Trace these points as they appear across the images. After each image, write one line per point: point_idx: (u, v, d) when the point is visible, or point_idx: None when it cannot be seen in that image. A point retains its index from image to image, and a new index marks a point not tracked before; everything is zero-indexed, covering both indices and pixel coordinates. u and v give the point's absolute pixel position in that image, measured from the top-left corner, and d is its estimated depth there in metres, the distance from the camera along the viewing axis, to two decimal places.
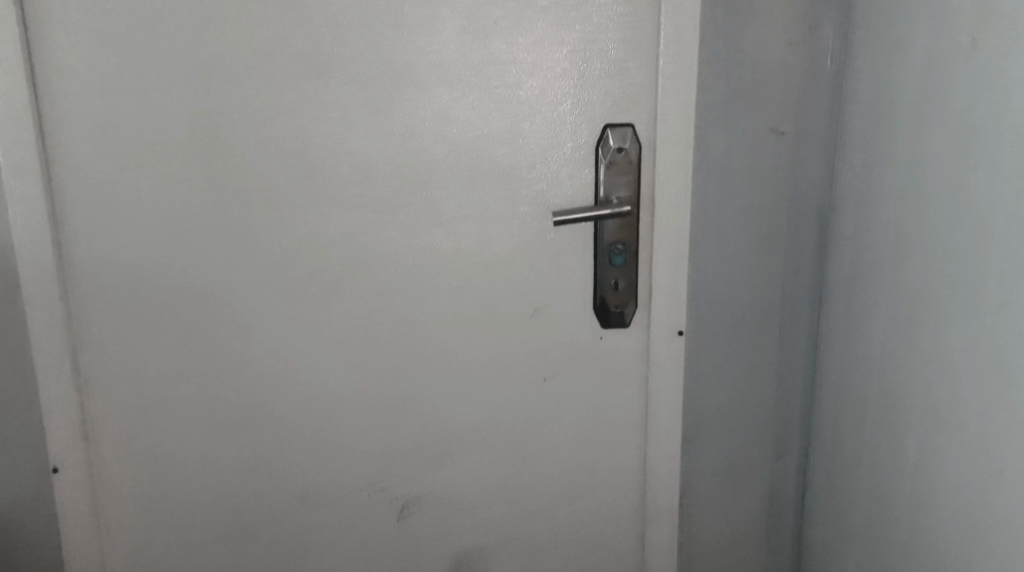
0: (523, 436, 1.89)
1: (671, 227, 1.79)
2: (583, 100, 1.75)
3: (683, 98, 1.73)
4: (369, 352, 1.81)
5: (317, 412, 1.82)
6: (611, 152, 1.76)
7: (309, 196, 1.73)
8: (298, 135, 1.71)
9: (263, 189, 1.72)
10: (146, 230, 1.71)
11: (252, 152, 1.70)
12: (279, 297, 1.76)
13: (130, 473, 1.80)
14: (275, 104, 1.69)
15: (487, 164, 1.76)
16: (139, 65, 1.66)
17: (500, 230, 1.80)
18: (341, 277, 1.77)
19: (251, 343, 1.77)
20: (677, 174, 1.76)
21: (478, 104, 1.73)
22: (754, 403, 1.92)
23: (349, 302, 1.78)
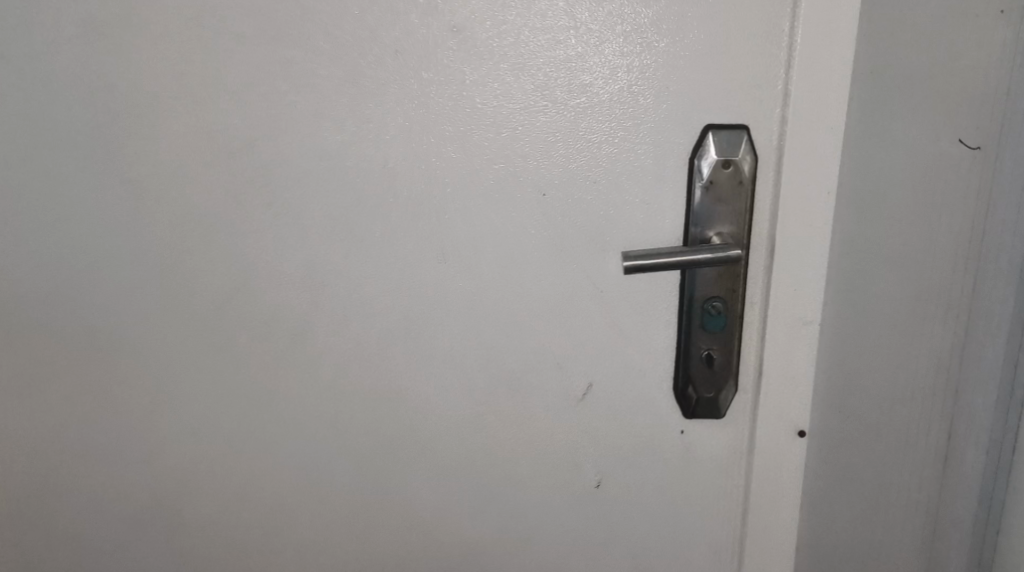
0: (566, 542, 1.41)
1: (795, 285, 1.24)
2: (672, 91, 1.19)
3: (825, 95, 1.16)
4: (369, 412, 1.38)
5: (305, 477, 1.43)
6: (715, 169, 1.20)
7: (290, 212, 1.29)
8: (270, 123, 1.25)
9: (225, 191, 1.29)
10: (75, 233, 1.34)
11: (209, 141, 1.27)
12: (251, 333, 1.36)
13: (77, 518, 1.50)
14: (238, 80, 1.24)
15: (530, 182, 1.24)
16: (53, 22, 1.25)
17: (543, 278, 1.28)
18: (331, 314, 1.33)
19: (220, 391, 1.39)
20: (810, 210, 1.20)
21: (519, 95, 1.21)
22: (903, 498, 1.46)
23: (342, 347, 1.35)
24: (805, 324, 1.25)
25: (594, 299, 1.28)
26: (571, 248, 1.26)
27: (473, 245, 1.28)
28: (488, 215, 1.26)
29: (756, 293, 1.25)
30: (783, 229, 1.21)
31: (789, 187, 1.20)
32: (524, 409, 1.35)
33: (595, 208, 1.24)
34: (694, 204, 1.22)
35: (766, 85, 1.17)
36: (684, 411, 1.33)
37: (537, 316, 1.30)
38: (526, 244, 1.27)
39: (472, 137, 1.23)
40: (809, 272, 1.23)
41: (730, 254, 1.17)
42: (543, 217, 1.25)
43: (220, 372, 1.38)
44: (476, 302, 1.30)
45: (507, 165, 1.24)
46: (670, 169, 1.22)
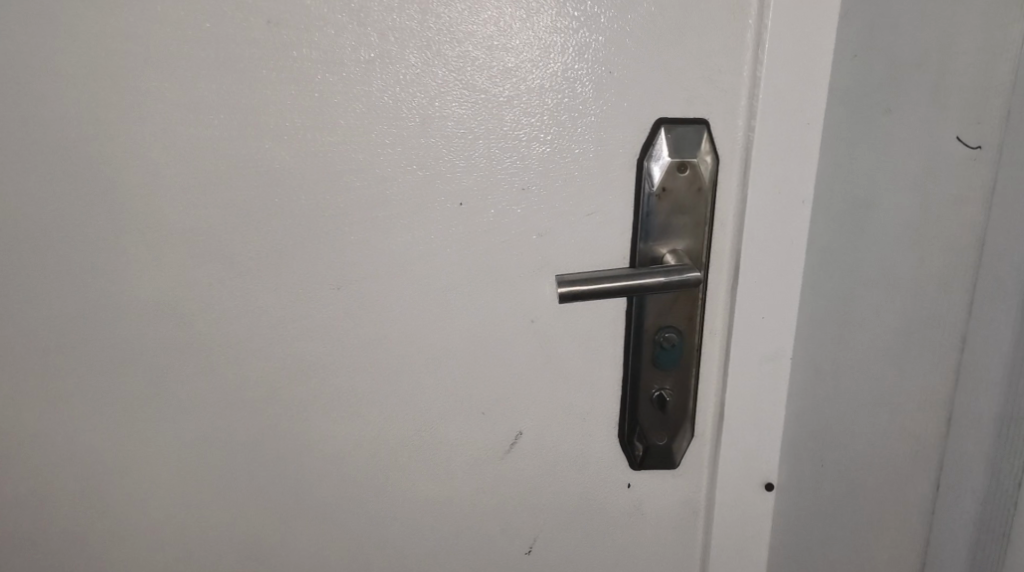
0: None
1: (763, 313, 1.03)
2: (617, 79, 0.96)
3: (804, 85, 0.95)
4: (247, 476, 1.11)
5: (168, 554, 1.15)
6: (669, 173, 0.98)
7: (137, 228, 1.01)
8: (108, 115, 0.97)
9: (54, 200, 1.01)
10: None
11: (30, 138, 0.99)
12: (94, 381, 1.07)
13: None
14: (64, 58, 0.96)
15: (443, 190, 1.00)
16: None
17: (462, 310, 1.04)
18: (194, 357, 1.06)
19: (59, 449, 1.11)
20: (782, 225, 1.00)
21: (427, 82, 0.97)
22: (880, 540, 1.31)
23: (209, 398, 1.07)
24: (774, 359, 1.05)
25: (525, 332, 1.05)
26: (496, 272, 1.03)
27: (375, 270, 1.03)
28: (394, 233, 1.01)
29: (717, 322, 1.05)
30: (750, 246, 1.01)
31: (757, 196, 0.99)
32: (438, 471, 1.11)
33: (524, 221, 1.01)
34: (643, 215, 1.00)
35: (730, 72, 0.96)
36: (632, 462, 1.11)
37: (456, 355, 1.06)
38: (441, 268, 1.03)
39: (369, 137, 0.98)
40: (780, 298, 1.02)
41: (686, 277, 0.96)
42: (460, 234, 1.01)
43: (60, 425, 1.10)
44: (379, 341, 1.05)
45: (414, 170, 0.99)
46: (615, 174, 0.99)
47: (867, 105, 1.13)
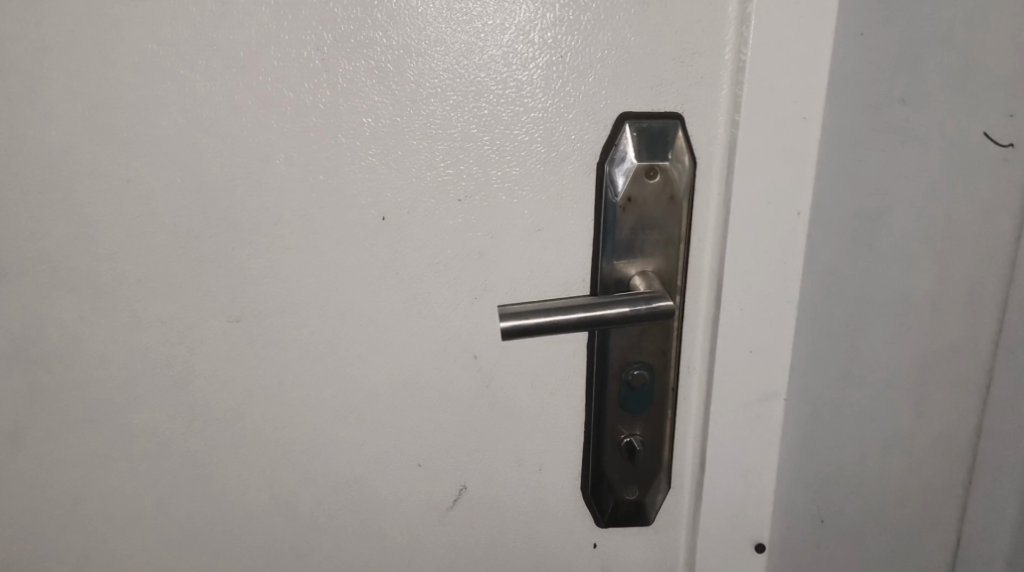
0: None
1: (751, 346, 0.86)
2: (569, 64, 0.78)
3: (798, 71, 0.77)
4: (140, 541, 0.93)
5: None
6: (636, 179, 0.80)
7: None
8: None
9: None
10: None
11: None
12: None
13: None
14: None
15: (360, 203, 0.81)
16: None
17: (390, 347, 0.86)
18: (69, 403, 0.88)
19: None
20: (773, 242, 0.82)
21: (332, 71, 0.77)
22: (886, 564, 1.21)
23: (92, 449, 0.90)
24: (764, 399, 0.88)
25: (466, 371, 0.88)
26: (430, 301, 0.85)
27: (280, 299, 0.84)
28: (302, 255, 0.83)
29: (695, 354, 0.88)
30: (733, 267, 0.83)
31: (744, 207, 0.81)
32: (367, 533, 0.93)
33: (461, 240, 0.83)
34: (605, 230, 0.82)
35: (708, 55, 0.78)
36: (599, 520, 0.93)
37: (384, 398, 0.88)
38: (360, 296, 0.84)
39: (263, 139, 0.79)
40: (770, 327, 0.85)
41: (654, 307, 0.79)
42: (384, 256, 0.83)
43: None
44: (289, 384, 0.87)
45: (321, 178, 0.80)
46: (570, 182, 0.81)
47: (870, 90, 0.90)
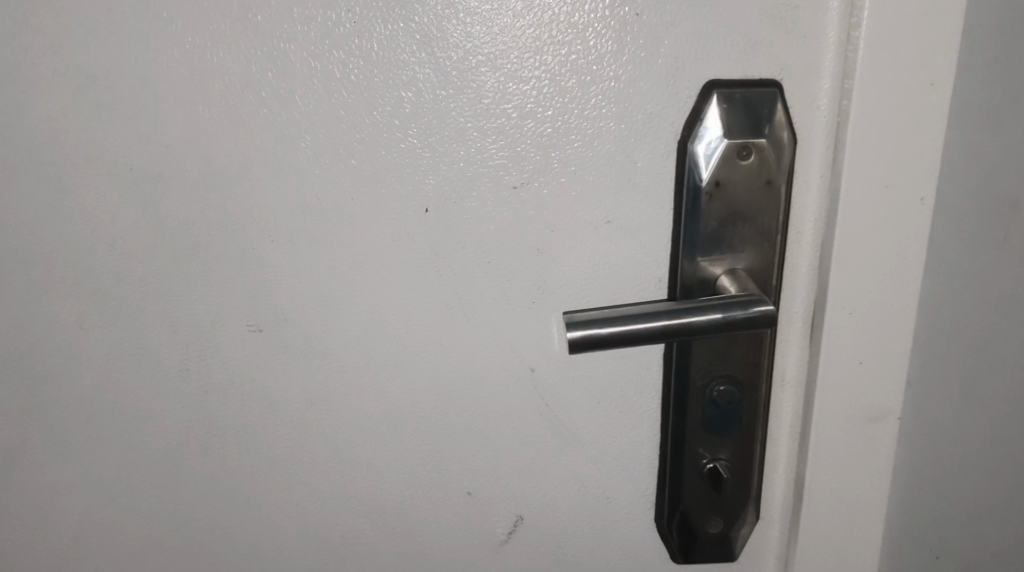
0: None
1: (860, 358, 0.73)
2: (644, 23, 0.65)
3: (927, 28, 0.63)
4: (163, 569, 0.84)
5: None
6: (726, 161, 0.67)
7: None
8: None
9: None
10: None
11: None
12: None
13: None
14: None
15: (400, 193, 0.69)
16: None
17: (435, 359, 0.75)
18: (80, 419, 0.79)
19: None
20: (890, 233, 0.69)
21: (365, 36, 0.66)
22: None
23: (105, 471, 0.81)
24: (874, 419, 0.75)
25: (524, 387, 0.76)
26: (480, 307, 0.73)
27: (310, 305, 0.73)
28: (333, 254, 0.71)
29: (791, 366, 0.75)
30: (840, 264, 0.70)
31: (856, 193, 0.68)
32: (411, 568, 0.82)
33: (518, 235, 0.71)
34: (689, 222, 0.69)
35: (812, 10, 0.65)
36: (675, 557, 0.80)
37: (428, 415, 0.77)
38: (401, 300, 0.73)
39: (285, 118, 0.68)
40: (884, 335, 0.72)
41: (752, 312, 0.66)
42: (428, 255, 0.71)
43: None
44: (322, 399, 0.77)
45: (354, 164, 0.69)
46: (646, 165, 0.69)
47: None
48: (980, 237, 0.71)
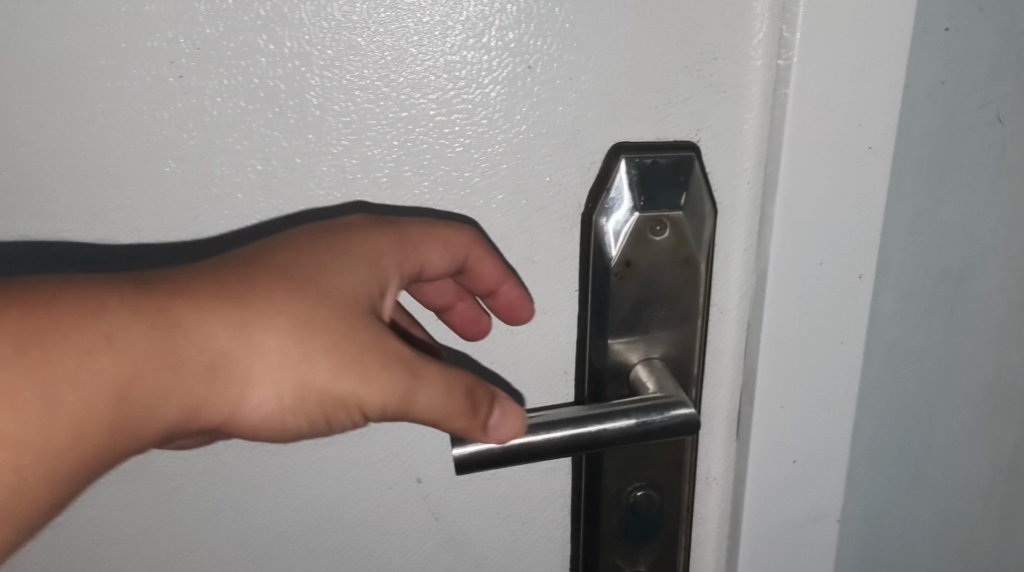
0: None
1: (795, 456, 0.63)
2: (541, 77, 0.54)
3: (864, 87, 0.54)
4: None
5: None
6: (638, 237, 0.57)
7: None
8: None
9: None
10: None
11: None
12: None
13: None
14: None
15: None
16: None
17: (301, 472, 0.62)
18: None
19: None
20: (826, 317, 0.59)
21: (193, 94, 0.52)
22: None
23: None
24: (813, 523, 0.65)
25: (409, 500, 0.64)
26: None
27: None
28: None
29: (717, 463, 0.65)
30: (771, 353, 0.60)
31: (787, 272, 0.58)
32: None
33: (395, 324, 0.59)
34: (598, 307, 0.59)
35: (733, 61, 0.56)
36: None
37: (296, 537, 0.64)
38: None
39: (97, 194, 0.54)
40: (821, 432, 0.63)
41: (669, 418, 0.56)
42: None
43: None
44: (164, 526, 0.63)
45: (181, 249, 0.55)
46: (546, 242, 0.58)
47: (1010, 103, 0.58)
48: (929, 319, 0.62)
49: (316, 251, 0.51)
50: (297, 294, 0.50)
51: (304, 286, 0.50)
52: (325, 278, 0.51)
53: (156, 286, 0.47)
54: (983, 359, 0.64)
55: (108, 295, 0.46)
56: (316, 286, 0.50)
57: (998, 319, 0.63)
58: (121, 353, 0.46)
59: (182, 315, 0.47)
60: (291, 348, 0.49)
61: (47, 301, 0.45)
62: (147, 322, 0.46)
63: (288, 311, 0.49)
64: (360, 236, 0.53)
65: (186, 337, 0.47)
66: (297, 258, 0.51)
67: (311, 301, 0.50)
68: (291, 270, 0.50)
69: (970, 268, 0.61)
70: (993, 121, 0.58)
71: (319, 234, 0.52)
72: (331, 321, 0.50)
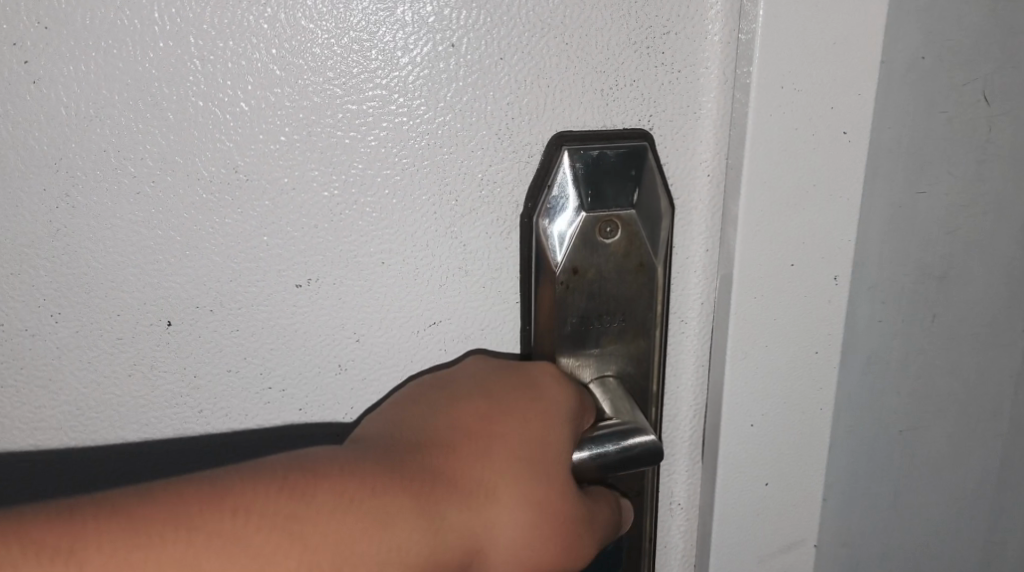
0: None
1: (767, 479, 0.56)
2: (466, 57, 0.47)
3: (836, 63, 0.48)
4: None
5: None
6: (585, 239, 0.50)
7: None
8: None
9: None
10: None
11: None
12: None
13: None
14: None
15: (121, 304, 0.48)
16: None
17: None
18: None
19: None
20: (799, 324, 0.53)
21: (45, 84, 0.44)
22: None
23: None
24: (788, 552, 0.58)
25: None
26: (257, 453, 0.52)
27: (8, 468, 0.50)
28: (31, 395, 0.49)
29: (681, 491, 0.58)
30: (738, 367, 0.53)
31: (754, 275, 0.51)
32: None
33: (306, 350, 0.50)
34: (543, 320, 0.51)
35: (687, 36, 0.49)
36: None
37: None
38: (145, 452, 0.51)
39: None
40: (796, 452, 0.56)
41: (623, 445, 0.49)
42: (177, 385, 0.50)
43: None
44: None
45: (46, 266, 0.47)
46: (479, 249, 0.50)
47: (997, 79, 0.52)
48: (911, 322, 0.55)
49: (489, 419, 0.45)
50: (515, 474, 0.44)
51: (540, 458, 0.45)
52: (559, 446, 0.46)
53: (319, 494, 0.39)
54: (968, 364, 0.58)
55: (329, 495, 0.39)
56: (541, 457, 0.45)
57: (985, 319, 0.57)
58: (352, 569, 0.39)
59: (391, 518, 0.40)
60: (533, 536, 0.44)
61: (193, 536, 0.36)
62: (376, 533, 0.39)
63: (518, 489, 0.44)
64: (555, 392, 0.47)
65: (418, 544, 0.41)
66: (490, 434, 0.45)
67: (553, 477, 0.45)
68: (484, 449, 0.44)
69: (955, 264, 0.55)
70: (977, 99, 0.52)
71: (492, 396, 0.46)
72: (564, 492, 0.45)
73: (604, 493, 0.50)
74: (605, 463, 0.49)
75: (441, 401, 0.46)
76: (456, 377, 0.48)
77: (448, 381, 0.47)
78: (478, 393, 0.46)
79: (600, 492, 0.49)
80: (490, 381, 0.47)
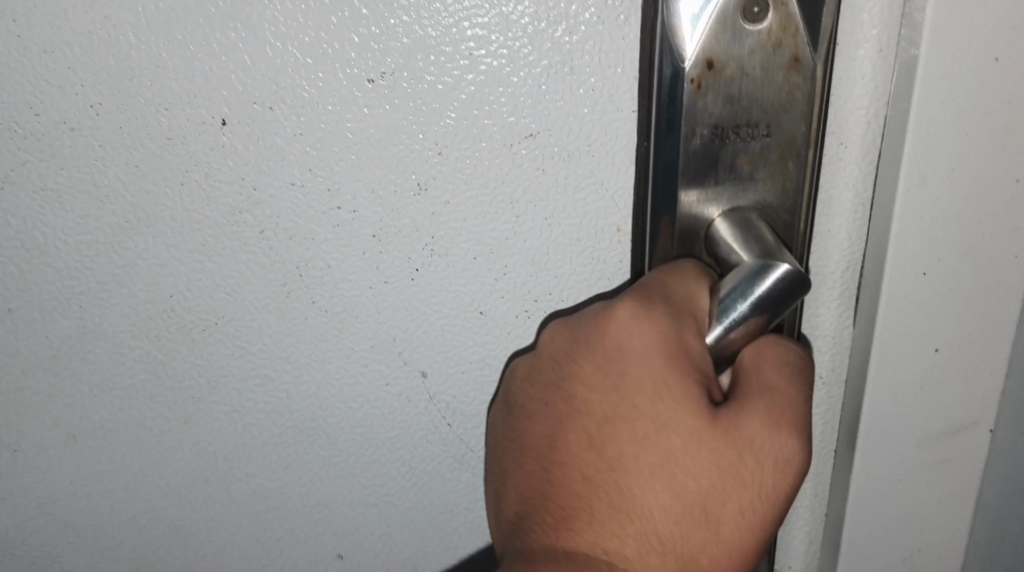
0: None
1: (937, 344, 0.46)
2: None
3: None
4: None
5: None
6: (726, 21, 0.40)
7: None
8: None
9: None
10: None
11: None
12: None
13: None
14: None
15: (168, 96, 0.41)
16: None
17: (263, 366, 0.47)
18: None
19: None
20: (994, 143, 0.42)
21: None
22: None
23: None
24: (956, 436, 0.49)
25: (408, 400, 0.49)
26: (325, 278, 0.45)
27: (58, 289, 0.45)
28: (77, 206, 0.43)
29: (824, 360, 0.47)
30: (913, 197, 0.42)
31: (945, 76, 0.40)
32: None
33: (381, 163, 0.43)
34: (665, 133, 0.42)
35: None
36: None
37: (262, 446, 0.50)
38: (201, 277, 0.45)
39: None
40: (975, 309, 0.45)
41: (756, 297, 0.40)
42: (233, 199, 0.43)
43: None
44: (92, 436, 0.49)
45: (79, 44, 0.40)
46: (590, 40, 0.41)
47: None
48: None
49: (597, 410, 0.41)
50: (658, 475, 0.40)
51: (666, 420, 0.40)
52: (679, 391, 0.40)
53: None
54: None
55: None
56: (666, 422, 0.40)
57: None
58: None
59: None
60: (717, 485, 0.40)
61: None
62: None
63: (670, 479, 0.40)
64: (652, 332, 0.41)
65: None
66: (609, 424, 0.41)
67: (692, 425, 0.40)
68: (612, 444, 0.41)
69: None
70: None
71: (584, 369, 0.42)
72: (719, 432, 0.40)
73: (763, 351, 0.42)
74: (752, 329, 0.41)
75: (545, 444, 0.42)
76: (544, 362, 0.43)
77: (536, 378, 0.43)
78: (570, 413, 0.42)
79: (757, 357, 0.42)
80: (579, 348, 0.42)
